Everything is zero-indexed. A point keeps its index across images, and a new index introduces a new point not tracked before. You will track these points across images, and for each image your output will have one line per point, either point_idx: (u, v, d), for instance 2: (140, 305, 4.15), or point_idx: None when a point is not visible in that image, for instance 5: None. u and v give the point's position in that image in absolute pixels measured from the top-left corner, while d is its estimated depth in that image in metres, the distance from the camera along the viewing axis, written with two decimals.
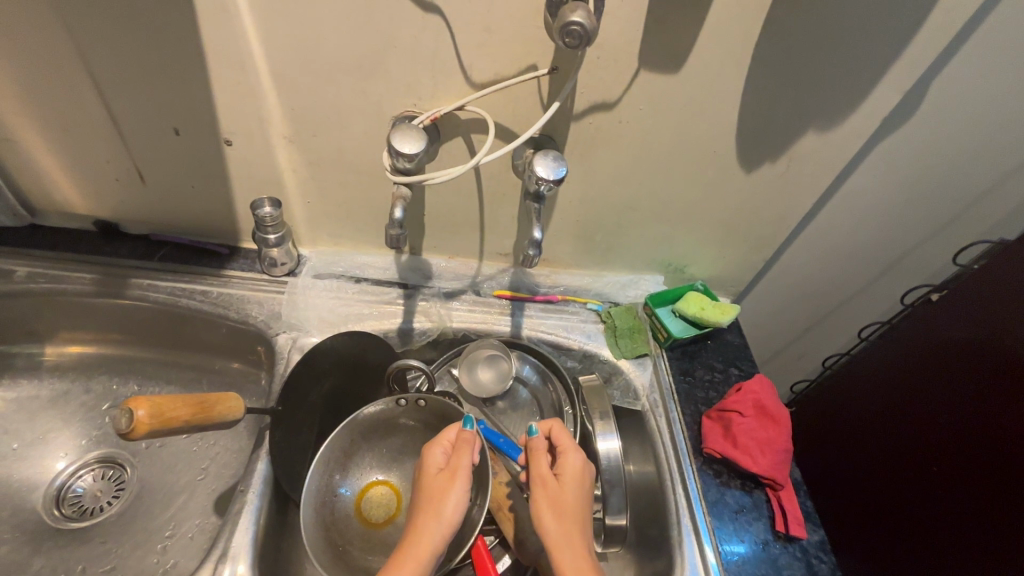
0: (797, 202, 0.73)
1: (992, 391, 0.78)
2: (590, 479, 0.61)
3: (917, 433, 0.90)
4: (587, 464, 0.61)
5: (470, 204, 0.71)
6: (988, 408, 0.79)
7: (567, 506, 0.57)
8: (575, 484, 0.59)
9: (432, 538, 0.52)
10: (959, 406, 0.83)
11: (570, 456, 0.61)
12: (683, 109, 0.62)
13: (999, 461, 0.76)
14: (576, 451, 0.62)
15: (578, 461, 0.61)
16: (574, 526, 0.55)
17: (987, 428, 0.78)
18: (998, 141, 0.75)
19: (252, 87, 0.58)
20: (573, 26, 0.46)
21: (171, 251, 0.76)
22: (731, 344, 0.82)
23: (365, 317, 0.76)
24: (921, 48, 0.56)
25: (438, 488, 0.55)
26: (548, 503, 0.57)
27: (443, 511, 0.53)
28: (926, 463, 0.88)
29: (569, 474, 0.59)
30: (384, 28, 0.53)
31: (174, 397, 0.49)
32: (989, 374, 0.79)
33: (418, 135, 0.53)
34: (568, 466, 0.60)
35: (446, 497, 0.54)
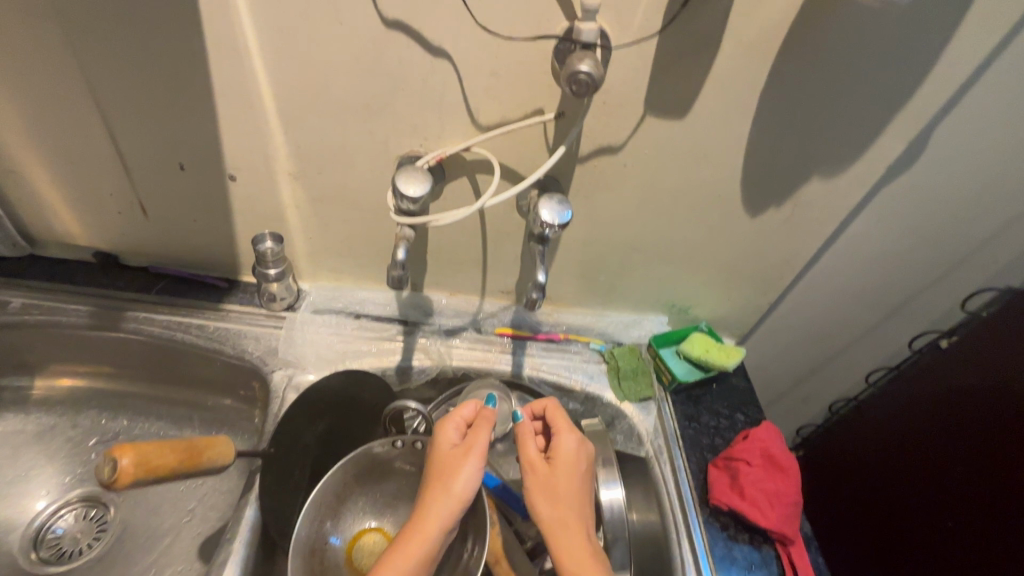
0: (802, 246, 0.73)
1: (997, 441, 0.76)
2: (589, 462, 0.59)
3: (925, 484, 0.88)
4: (584, 445, 0.60)
5: (474, 242, 0.71)
6: (995, 459, 0.77)
7: (562, 489, 0.55)
8: (569, 467, 0.57)
9: (439, 517, 0.50)
10: (965, 456, 0.81)
11: (569, 437, 0.59)
12: (689, 154, 0.62)
13: (1006, 514, 0.74)
14: (575, 433, 0.60)
15: (573, 443, 0.59)
16: (571, 510, 0.54)
17: (994, 479, 0.77)
18: (1002, 190, 0.75)
19: (258, 124, 0.58)
20: (580, 74, 0.46)
21: (169, 284, 0.75)
22: (737, 389, 0.80)
23: (364, 354, 0.75)
24: (923, 98, 0.57)
25: (452, 464, 0.53)
26: (543, 486, 0.55)
27: (452, 490, 0.51)
28: (933, 515, 0.86)
29: (564, 456, 0.58)
30: (394, 71, 0.54)
31: (160, 443, 0.47)
32: (998, 421, 0.77)
33: (423, 176, 0.53)
34: (563, 448, 0.58)
35: (458, 474, 0.52)
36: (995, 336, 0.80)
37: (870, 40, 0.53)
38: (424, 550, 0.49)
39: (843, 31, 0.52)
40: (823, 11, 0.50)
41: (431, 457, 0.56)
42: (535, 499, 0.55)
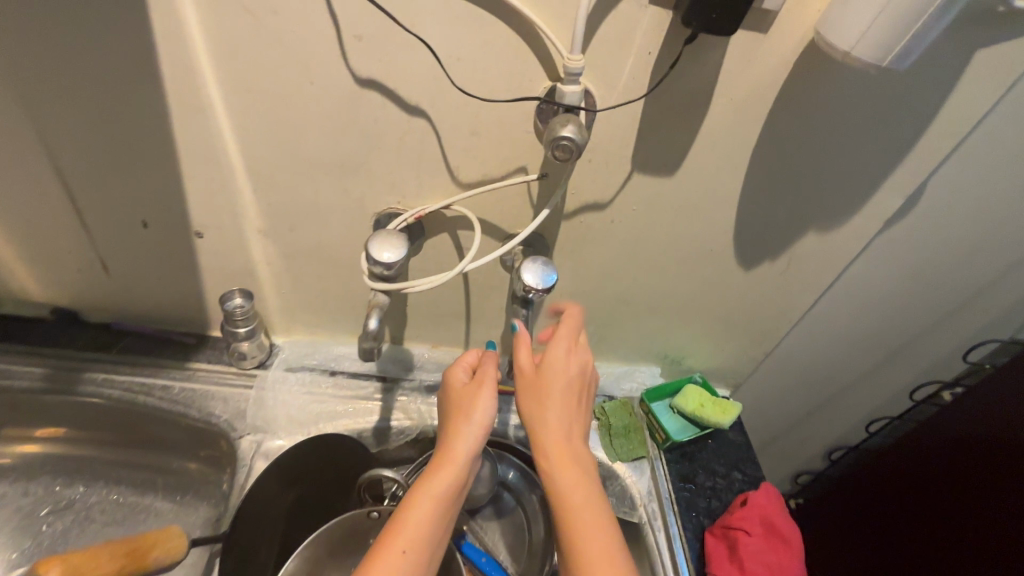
0: (797, 298, 0.71)
1: (1003, 508, 0.70)
2: (590, 365, 0.56)
3: (924, 555, 0.80)
4: (577, 352, 0.55)
5: (456, 296, 0.68)
6: (1001, 526, 0.70)
7: (555, 396, 0.52)
8: (558, 373, 0.53)
9: (462, 445, 0.51)
10: (969, 524, 0.75)
11: (563, 344, 0.55)
12: (680, 210, 0.59)
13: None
14: (566, 340, 0.55)
15: (564, 349, 0.55)
16: (572, 422, 0.52)
17: (1000, 548, 0.70)
18: (1000, 240, 0.73)
19: (225, 182, 0.55)
20: (564, 140, 0.44)
21: (132, 341, 0.70)
22: (734, 444, 0.76)
23: (339, 415, 0.70)
24: (920, 155, 0.55)
25: (465, 397, 0.54)
26: (534, 392, 0.53)
27: (469, 418, 0.52)
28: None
29: (557, 364, 0.54)
30: (369, 128, 0.51)
31: (102, 550, 0.51)
32: (996, 483, 0.72)
33: (399, 240, 0.50)
34: (554, 354, 0.55)
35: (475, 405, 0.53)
36: (997, 396, 0.75)
37: (865, 99, 0.50)
38: (450, 475, 0.50)
39: (837, 91, 0.50)
40: (816, 71, 0.48)
41: (445, 398, 0.56)
42: (527, 408, 0.53)
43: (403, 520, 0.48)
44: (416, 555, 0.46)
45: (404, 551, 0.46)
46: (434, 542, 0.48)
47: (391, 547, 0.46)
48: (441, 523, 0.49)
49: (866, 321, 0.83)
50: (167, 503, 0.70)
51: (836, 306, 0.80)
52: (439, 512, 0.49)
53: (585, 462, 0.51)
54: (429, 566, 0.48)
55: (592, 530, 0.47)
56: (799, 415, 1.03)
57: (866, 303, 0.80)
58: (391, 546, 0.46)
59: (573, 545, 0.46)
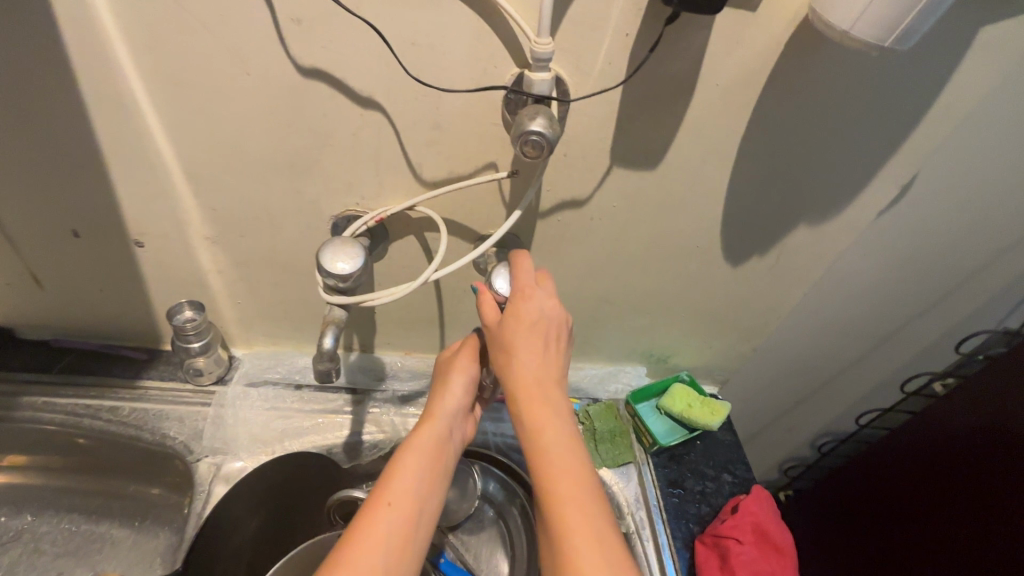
0: (786, 293, 0.67)
1: (992, 513, 0.69)
2: (561, 310, 0.49)
3: (914, 556, 0.79)
4: (543, 298, 0.48)
5: (428, 301, 0.64)
6: (988, 530, 0.69)
7: (521, 347, 0.46)
8: (523, 324, 0.47)
9: (444, 405, 0.51)
10: (958, 527, 0.73)
11: (524, 292, 0.48)
12: (663, 205, 0.55)
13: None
14: (530, 288, 0.48)
15: (528, 300, 0.47)
16: (545, 375, 0.46)
17: (987, 553, 0.69)
18: (992, 226, 0.71)
19: (162, 185, 0.50)
20: (532, 135, 0.39)
21: (76, 360, 0.65)
22: (723, 444, 0.73)
23: (305, 432, 0.65)
24: (917, 142, 0.51)
25: (445, 369, 0.54)
26: (500, 348, 0.47)
27: (451, 377, 0.52)
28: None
29: (521, 314, 0.47)
30: (318, 124, 0.46)
31: None
32: (992, 475, 0.70)
33: (356, 248, 0.45)
34: (516, 304, 0.47)
35: (451, 374, 0.52)
36: (988, 395, 0.73)
37: (861, 83, 0.47)
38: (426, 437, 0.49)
39: (831, 75, 0.46)
40: (809, 53, 0.44)
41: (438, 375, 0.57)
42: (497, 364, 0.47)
43: (390, 475, 0.46)
44: (405, 509, 0.44)
45: (390, 503, 0.44)
46: (424, 499, 0.46)
47: (376, 500, 0.44)
48: (431, 476, 0.47)
49: (855, 311, 0.81)
50: (125, 530, 0.65)
51: (827, 299, 0.77)
52: (425, 468, 0.47)
53: (564, 417, 0.46)
54: (422, 524, 0.44)
55: (570, 488, 0.43)
56: (787, 405, 1.01)
57: (855, 293, 0.77)
58: (376, 500, 0.44)
59: (553, 507, 0.43)
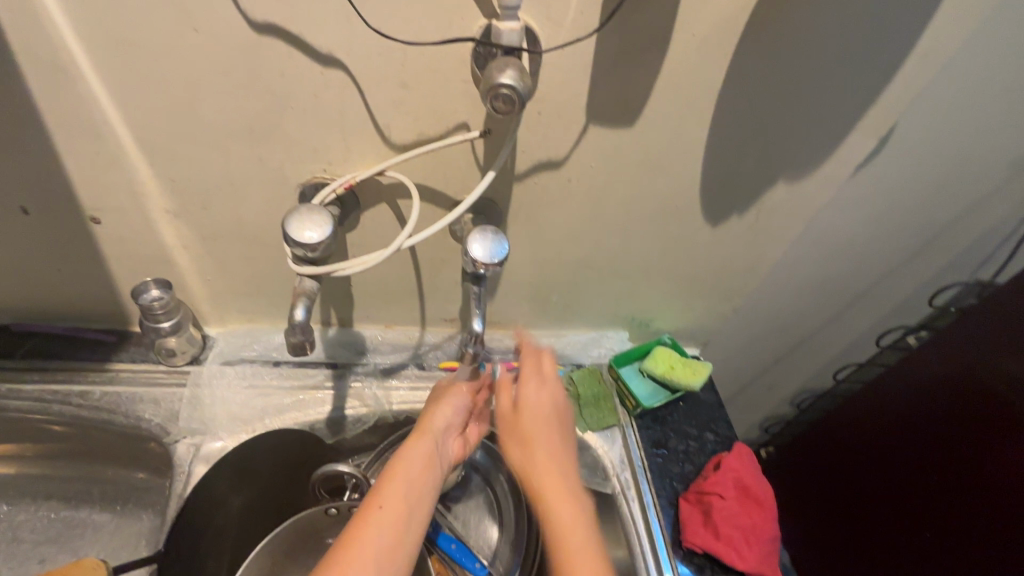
0: (766, 252, 0.67)
1: (975, 468, 0.71)
2: (563, 400, 0.56)
3: (900, 507, 0.81)
4: (553, 389, 0.56)
5: (405, 272, 0.62)
6: (973, 485, 0.71)
7: (536, 431, 0.53)
8: (536, 414, 0.54)
9: (436, 420, 0.53)
10: (943, 481, 0.75)
11: (532, 380, 0.56)
12: (642, 164, 0.54)
13: (990, 549, 0.68)
14: (538, 378, 0.56)
15: (535, 388, 0.56)
16: (558, 456, 0.52)
17: (974, 508, 0.71)
18: (966, 178, 0.71)
19: (114, 157, 0.47)
20: (501, 89, 0.37)
21: (39, 344, 0.62)
22: (705, 404, 0.74)
23: (285, 409, 0.64)
24: (894, 93, 0.51)
25: (441, 396, 0.57)
26: (514, 431, 0.54)
27: (445, 401, 0.55)
28: (912, 545, 0.79)
29: (529, 397, 0.55)
30: (277, 86, 0.43)
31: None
32: (975, 416, 0.71)
33: (323, 216, 0.43)
34: (527, 387, 0.56)
35: (445, 402, 0.55)
36: (969, 349, 0.73)
37: (839, 31, 0.45)
38: (422, 446, 0.51)
39: (809, 22, 0.44)
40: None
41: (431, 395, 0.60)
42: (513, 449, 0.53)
43: (383, 479, 0.47)
44: (394, 511, 0.45)
45: (381, 506, 0.45)
46: (413, 511, 0.46)
47: (369, 502, 0.45)
48: (420, 485, 0.48)
49: (832, 269, 0.82)
50: (105, 515, 0.64)
51: (805, 257, 0.78)
52: (415, 478, 0.48)
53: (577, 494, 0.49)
54: (409, 534, 0.45)
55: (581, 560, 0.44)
56: (768, 364, 1.03)
57: (832, 250, 0.78)
58: (368, 503, 0.45)
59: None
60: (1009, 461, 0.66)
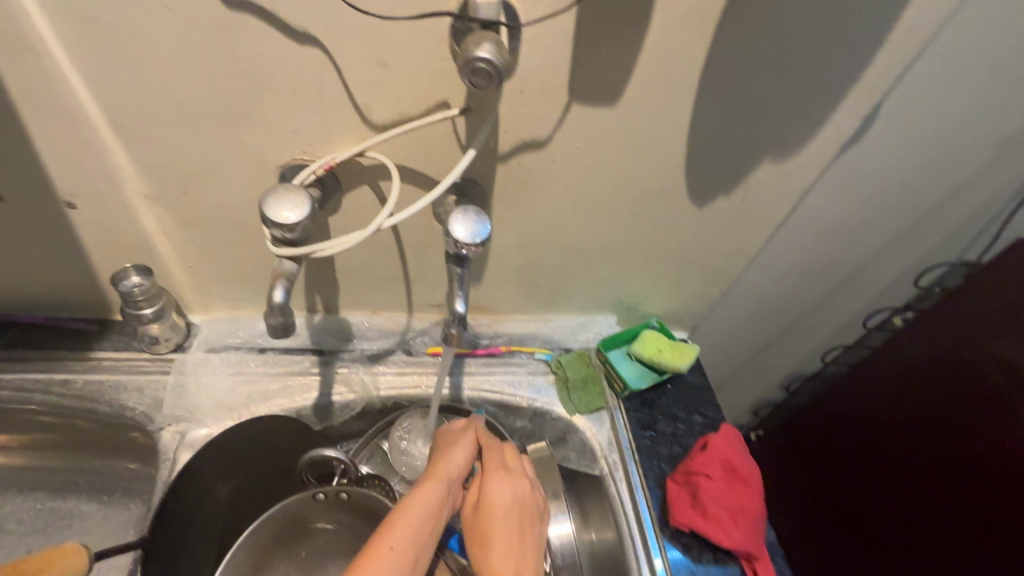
0: (753, 233, 0.67)
1: (961, 448, 0.71)
2: (530, 497, 0.53)
3: (886, 485, 0.82)
4: (520, 492, 0.53)
5: (390, 256, 0.61)
6: (956, 465, 0.71)
7: (498, 537, 0.49)
8: (499, 518, 0.50)
9: (449, 465, 0.51)
10: (927, 460, 0.75)
11: (497, 475, 0.53)
12: (627, 144, 0.53)
13: (972, 528, 0.69)
14: (504, 479, 0.53)
15: (500, 484, 0.52)
16: (518, 560, 0.48)
17: (957, 487, 0.71)
18: (951, 158, 0.71)
19: (86, 140, 0.46)
20: (479, 63, 0.37)
21: (19, 334, 0.62)
22: (693, 386, 0.75)
23: (272, 395, 0.63)
24: (880, 69, 0.50)
25: (451, 441, 0.55)
26: (476, 534, 0.50)
27: (455, 447, 0.54)
28: (897, 521, 0.80)
29: (495, 495, 0.51)
30: (251, 64, 0.42)
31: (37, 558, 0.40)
32: (961, 394, 0.72)
33: (300, 195, 0.43)
34: (496, 480, 0.52)
35: (455, 450, 0.53)
36: (959, 329, 0.73)
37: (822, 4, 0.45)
38: (435, 489, 0.49)
39: None
40: None
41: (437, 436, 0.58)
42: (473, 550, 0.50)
43: (394, 518, 0.45)
44: (403, 556, 0.43)
45: (391, 547, 0.43)
46: (417, 559, 0.44)
47: (378, 543, 0.43)
48: (429, 531, 0.46)
49: (820, 251, 0.82)
50: (93, 505, 0.64)
51: (793, 239, 0.78)
52: (426, 523, 0.46)
53: None
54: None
55: None
56: (757, 349, 1.04)
57: (819, 232, 0.78)
58: (378, 541, 0.43)
59: None
60: (995, 442, 0.67)
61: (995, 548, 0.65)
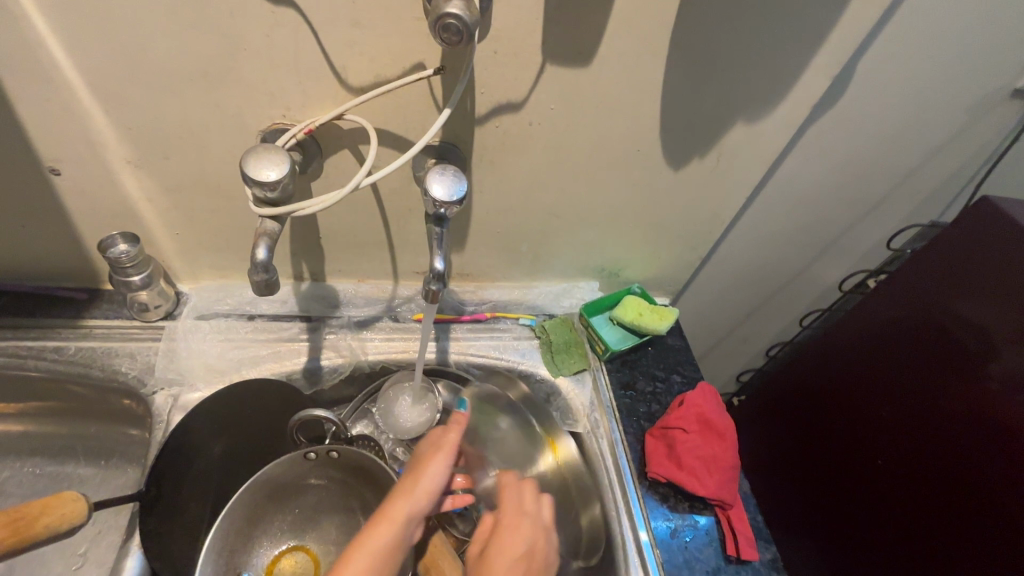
0: (730, 196, 0.69)
1: (926, 406, 0.74)
2: (538, 543, 0.54)
3: (856, 442, 0.86)
4: (530, 532, 0.54)
5: (372, 222, 0.62)
6: (920, 422, 0.75)
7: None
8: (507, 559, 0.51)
9: (409, 503, 0.49)
10: (896, 418, 0.78)
11: (512, 524, 0.54)
12: (601, 106, 0.55)
13: (936, 478, 0.72)
14: (516, 525, 0.54)
15: (512, 533, 0.53)
16: None
17: (919, 443, 0.75)
18: (923, 121, 0.73)
19: (66, 103, 0.47)
20: (449, 19, 0.37)
21: (10, 302, 0.63)
22: (673, 348, 0.77)
23: (262, 359, 0.66)
24: (846, 29, 0.52)
25: (420, 466, 0.52)
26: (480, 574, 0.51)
27: (420, 482, 0.51)
28: (867, 477, 0.83)
29: (506, 542, 0.52)
30: (226, 25, 0.43)
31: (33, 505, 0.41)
32: (931, 351, 0.74)
33: (280, 156, 0.44)
34: (510, 530, 0.53)
35: (421, 480, 0.51)
36: (924, 289, 0.76)
37: None
38: (391, 528, 0.47)
39: None
40: None
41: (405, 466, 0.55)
42: None
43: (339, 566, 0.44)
44: None
45: None
46: None
47: None
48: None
49: (797, 216, 0.84)
50: (92, 469, 0.66)
51: (769, 204, 0.80)
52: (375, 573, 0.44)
53: None
54: None
55: None
56: (740, 316, 1.06)
57: (796, 198, 0.80)
58: None
59: None
60: (958, 399, 0.70)
61: (958, 496, 0.69)
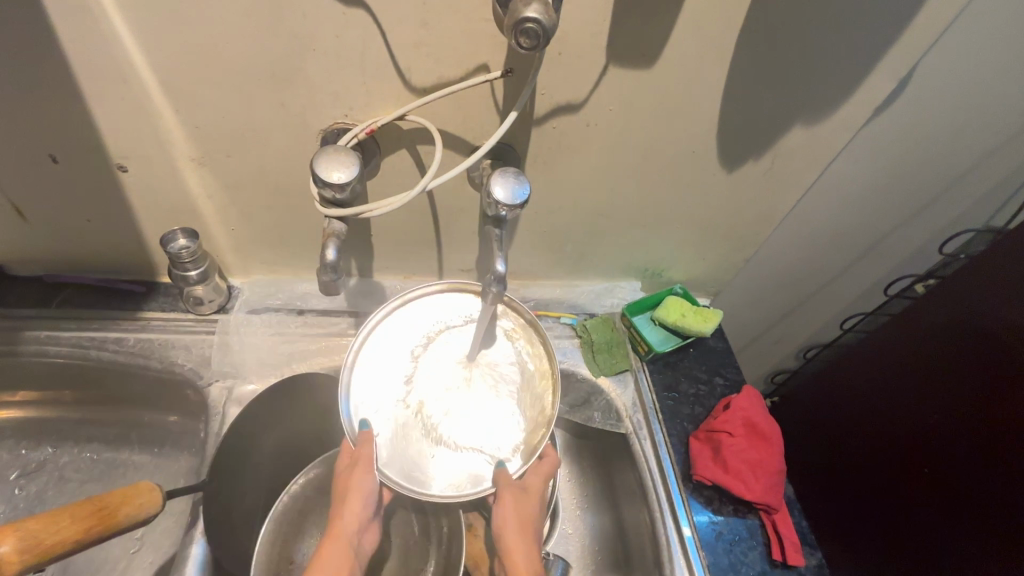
0: (782, 198, 0.67)
1: (967, 411, 0.73)
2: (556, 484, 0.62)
3: (892, 446, 0.85)
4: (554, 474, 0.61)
5: (424, 222, 0.63)
6: (971, 431, 0.73)
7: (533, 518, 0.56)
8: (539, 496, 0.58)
9: (345, 519, 0.53)
10: (946, 429, 0.76)
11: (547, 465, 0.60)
12: (660, 107, 0.54)
13: (986, 489, 0.70)
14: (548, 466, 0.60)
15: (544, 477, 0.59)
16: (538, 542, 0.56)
17: (970, 452, 0.72)
18: (983, 122, 0.71)
19: (139, 104, 0.47)
20: (528, 23, 0.37)
21: (74, 294, 0.65)
22: (715, 350, 0.77)
23: (311, 354, 0.67)
24: (918, 31, 0.50)
25: (345, 484, 0.54)
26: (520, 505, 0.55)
27: (347, 501, 0.53)
28: (907, 484, 0.82)
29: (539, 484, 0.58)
30: (298, 26, 0.43)
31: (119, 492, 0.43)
32: (984, 357, 0.72)
33: (349, 158, 0.44)
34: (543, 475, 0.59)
35: (349, 497, 0.53)
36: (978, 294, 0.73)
37: None
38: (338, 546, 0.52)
39: None
40: None
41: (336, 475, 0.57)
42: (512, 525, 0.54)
43: None
44: None
45: None
46: None
47: None
48: None
49: (844, 218, 0.82)
50: (146, 456, 0.68)
51: (816, 205, 0.78)
52: None
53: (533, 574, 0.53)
54: None
55: None
56: (776, 318, 1.05)
57: (844, 200, 0.78)
58: None
59: None
60: (1001, 406, 0.69)
61: (1008, 506, 0.67)
